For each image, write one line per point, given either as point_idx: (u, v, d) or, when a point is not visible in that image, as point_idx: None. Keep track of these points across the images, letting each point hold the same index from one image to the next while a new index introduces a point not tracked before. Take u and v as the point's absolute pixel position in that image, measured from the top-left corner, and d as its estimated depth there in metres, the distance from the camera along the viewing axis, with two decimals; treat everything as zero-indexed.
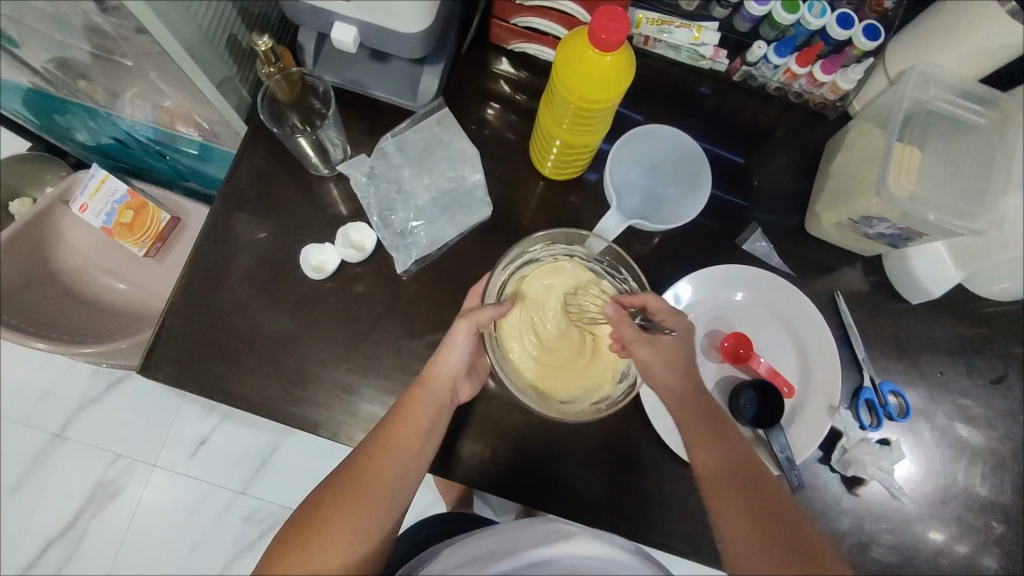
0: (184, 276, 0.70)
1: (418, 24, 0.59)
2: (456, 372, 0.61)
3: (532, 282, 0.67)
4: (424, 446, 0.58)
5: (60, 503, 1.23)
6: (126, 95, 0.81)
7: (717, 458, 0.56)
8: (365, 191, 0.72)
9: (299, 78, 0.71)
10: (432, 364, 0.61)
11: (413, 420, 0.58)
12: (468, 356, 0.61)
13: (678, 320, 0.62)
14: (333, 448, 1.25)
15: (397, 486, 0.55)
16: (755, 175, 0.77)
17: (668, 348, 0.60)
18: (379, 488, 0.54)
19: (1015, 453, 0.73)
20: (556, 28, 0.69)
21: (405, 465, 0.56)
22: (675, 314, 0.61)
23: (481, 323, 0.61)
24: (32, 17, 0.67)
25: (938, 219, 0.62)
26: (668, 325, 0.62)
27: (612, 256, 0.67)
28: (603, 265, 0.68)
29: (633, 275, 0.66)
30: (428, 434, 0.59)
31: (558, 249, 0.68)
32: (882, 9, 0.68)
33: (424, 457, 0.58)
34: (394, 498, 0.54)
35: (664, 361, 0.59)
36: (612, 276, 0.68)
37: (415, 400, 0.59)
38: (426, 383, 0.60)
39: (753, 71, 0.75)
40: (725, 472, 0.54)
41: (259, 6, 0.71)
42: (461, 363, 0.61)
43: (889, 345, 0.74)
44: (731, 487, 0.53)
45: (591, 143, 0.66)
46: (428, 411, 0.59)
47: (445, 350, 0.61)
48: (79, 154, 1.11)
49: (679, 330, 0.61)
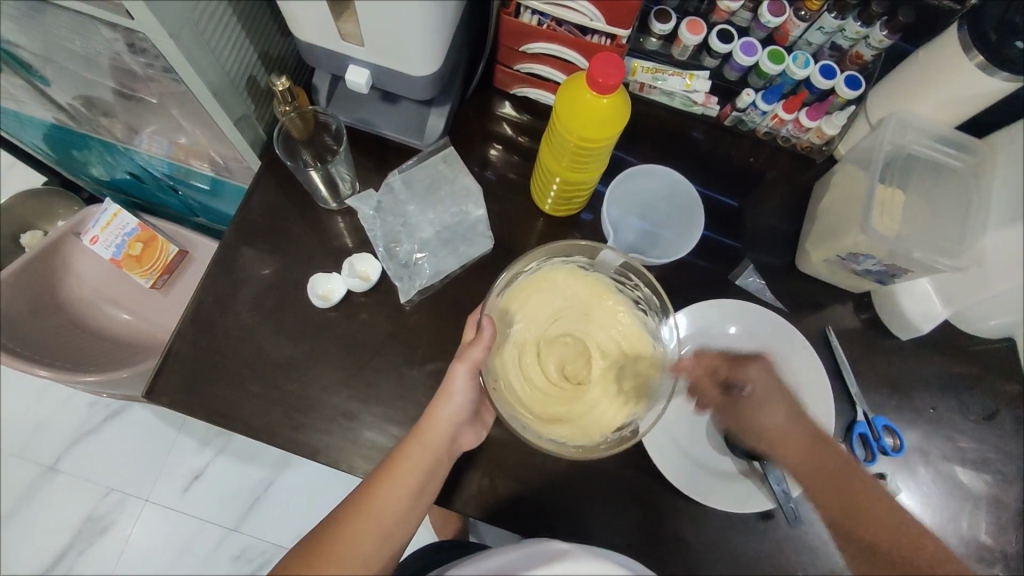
0: (192, 303, 0.72)
1: (426, 66, 0.63)
2: (451, 422, 0.61)
3: (526, 303, 0.64)
4: (410, 507, 0.58)
5: (47, 540, 1.21)
6: (145, 130, 0.85)
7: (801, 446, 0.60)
8: (372, 224, 0.75)
9: (312, 116, 0.75)
10: (430, 414, 0.61)
11: (402, 479, 0.58)
12: (468, 404, 0.62)
13: (754, 372, 0.62)
14: (328, 482, 1.24)
15: (377, 548, 0.56)
16: (748, 216, 0.81)
17: (751, 408, 0.62)
18: (357, 552, 0.55)
19: (1010, 490, 0.73)
20: (558, 74, 0.74)
21: (387, 528, 0.57)
22: (748, 367, 0.63)
23: (477, 364, 0.59)
24: (64, 57, 0.71)
25: (922, 256, 0.65)
26: (744, 380, 0.63)
27: (621, 266, 0.66)
28: (611, 273, 0.67)
29: (644, 281, 0.65)
30: (416, 493, 0.59)
31: (557, 262, 0.66)
32: (862, 62, 0.74)
33: (410, 518, 0.59)
34: (372, 561, 0.55)
35: (767, 407, 0.62)
36: (622, 286, 0.67)
37: (407, 457, 0.59)
38: (422, 435, 0.60)
39: (742, 116, 0.79)
40: (830, 503, 0.59)
41: (278, 49, 0.75)
42: (458, 411, 0.61)
43: (881, 380, 0.75)
44: (823, 474, 0.59)
45: (589, 181, 0.69)
46: (420, 468, 0.59)
47: (441, 400, 0.61)
48: (92, 188, 1.15)
49: (755, 384, 0.62)
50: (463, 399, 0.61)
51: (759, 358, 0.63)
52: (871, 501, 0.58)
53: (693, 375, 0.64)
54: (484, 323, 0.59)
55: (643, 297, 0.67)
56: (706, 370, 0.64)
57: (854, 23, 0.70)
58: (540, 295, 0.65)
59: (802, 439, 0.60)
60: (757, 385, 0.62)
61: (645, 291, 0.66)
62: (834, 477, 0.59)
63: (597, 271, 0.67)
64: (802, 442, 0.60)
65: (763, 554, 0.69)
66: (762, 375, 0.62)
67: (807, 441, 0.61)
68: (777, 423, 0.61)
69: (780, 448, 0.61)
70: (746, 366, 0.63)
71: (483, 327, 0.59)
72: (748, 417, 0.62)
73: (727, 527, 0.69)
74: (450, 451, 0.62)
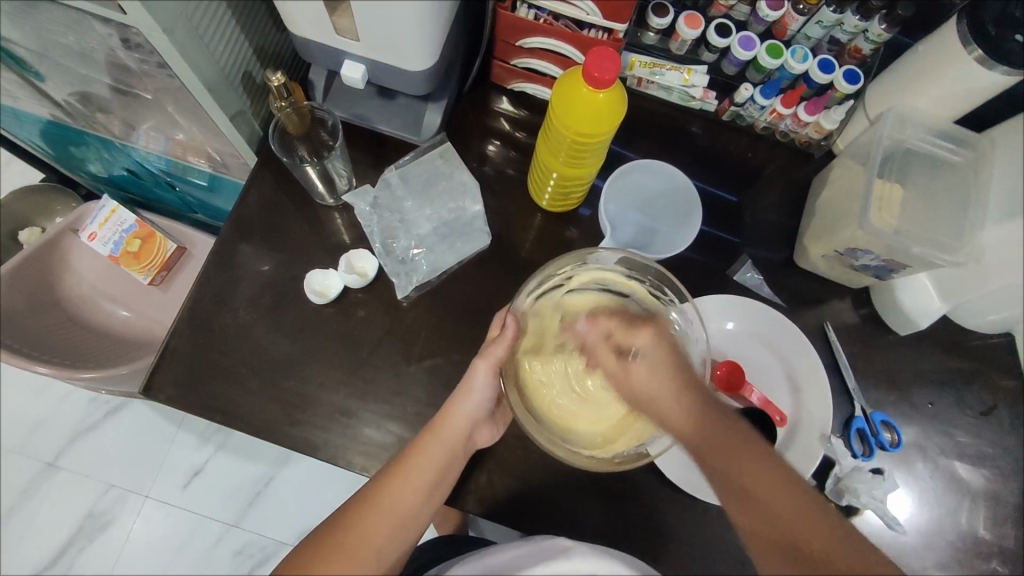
0: (190, 301, 0.72)
1: (422, 61, 0.63)
2: (470, 419, 0.61)
3: (556, 309, 0.64)
4: (424, 503, 0.58)
5: (47, 536, 1.22)
6: (142, 127, 0.85)
7: (684, 410, 0.53)
8: (369, 220, 0.75)
9: (309, 112, 0.75)
10: (448, 408, 0.62)
11: (416, 475, 0.59)
12: (488, 402, 0.62)
13: (646, 340, 0.57)
14: (326, 478, 1.24)
15: (388, 545, 0.56)
16: (746, 211, 0.80)
17: (638, 374, 0.56)
18: (369, 548, 0.55)
19: (1007, 485, 0.73)
20: (554, 69, 0.73)
21: (401, 523, 0.57)
22: (640, 331, 0.57)
23: (499, 362, 0.60)
24: (60, 53, 0.71)
25: (921, 251, 0.64)
26: (635, 345, 0.57)
27: (657, 276, 0.63)
28: (647, 284, 0.64)
29: (678, 295, 0.63)
30: (429, 490, 0.59)
31: (588, 267, 0.64)
32: (860, 55, 0.74)
33: (423, 515, 0.58)
34: (383, 556, 0.55)
35: (663, 372, 0.55)
36: (658, 298, 0.64)
37: (422, 452, 0.59)
38: (437, 431, 0.61)
39: (740, 111, 0.79)
40: (715, 466, 0.52)
41: (273, 45, 0.75)
42: (477, 409, 0.62)
43: (879, 376, 0.75)
44: (709, 448, 0.52)
45: (587, 176, 0.69)
46: (433, 465, 0.59)
47: (459, 397, 0.62)
48: (91, 185, 1.15)
49: (647, 349, 0.56)
50: (482, 397, 0.62)
51: (653, 325, 0.58)
52: (762, 483, 0.51)
53: (590, 344, 0.60)
54: (508, 320, 0.60)
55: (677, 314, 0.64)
56: (604, 339, 0.59)
57: (851, 16, 0.69)
58: (568, 300, 0.64)
59: (682, 398, 0.54)
60: (648, 351, 0.56)
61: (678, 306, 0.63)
62: (734, 461, 0.52)
63: (632, 280, 0.64)
64: (684, 402, 0.54)
65: None
66: (655, 342, 0.57)
67: (698, 408, 0.53)
68: (660, 390, 0.55)
69: (660, 407, 0.54)
70: (638, 331, 0.57)
71: (507, 324, 0.60)
72: (639, 389, 0.56)
73: (725, 524, 0.69)
74: (466, 448, 0.62)
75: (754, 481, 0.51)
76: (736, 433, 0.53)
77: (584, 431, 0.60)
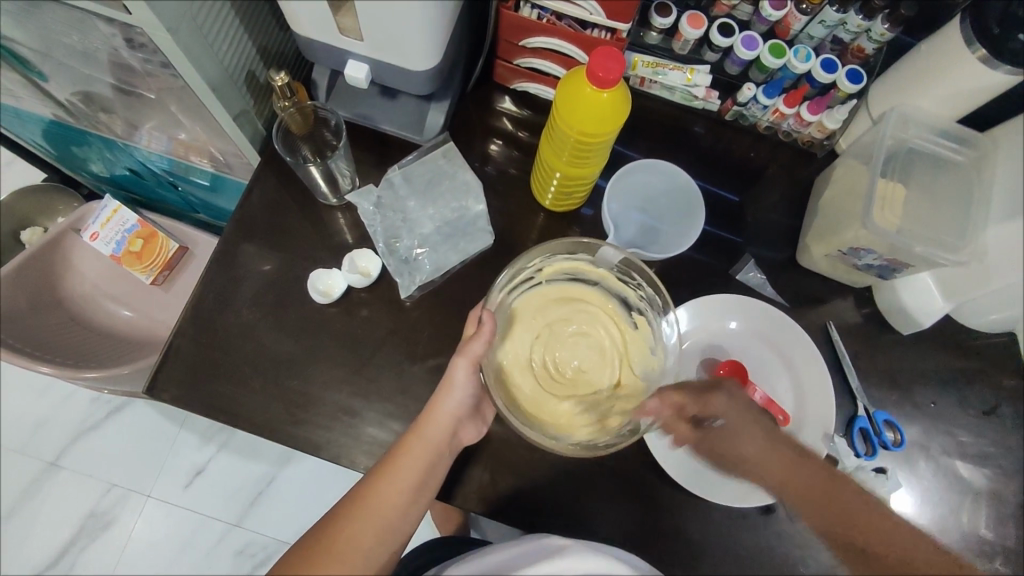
0: (193, 300, 0.72)
1: (425, 61, 0.63)
2: (452, 417, 0.60)
3: (527, 304, 0.66)
4: (410, 503, 0.58)
5: (49, 535, 1.22)
6: (144, 126, 0.85)
7: (778, 471, 0.58)
8: (372, 219, 0.74)
9: (312, 112, 0.75)
10: (431, 407, 0.61)
11: (400, 475, 0.58)
12: (469, 399, 0.61)
13: (719, 407, 0.59)
14: (328, 478, 1.24)
15: (376, 546, 0.56)
16: (748, 211, 0.80)
17: (719, 440, 0.60)
18: (357, 550, 0.55)
19: (1010, 485, 0.73)
20: (557, 69, 0.73)
21: (388, 524, 0.57)
22: (713, 401, 0.59)
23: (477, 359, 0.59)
24: (63, 53, 0.71)
25: (924, 250, 0.64)
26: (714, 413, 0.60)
27: (627, 264, 0.66)
28: (616, 271, 0.67)
29: (646, 279, 0.65)
30: (415, 490, 0.59)
31: (559, 258, 0.67)
32: (863, 55, 0.74)
33: (411, 515, 0.58)
34: (371, 558, 0.56)
35: (750, 436, 0.59)
36: (627, 283, 0.67)
37: (407, 453, 0.59)
38: (420, 430, 0.60)
39: (743, 111, 0.79)
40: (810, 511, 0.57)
41: (277, 44, 0.75)
42: (459, 406, 0.61)
43: (882, 376, 0.75)
44: (806, 498, 0.57)
45: (590, 175, 0.69)
46: (417, 465, 0.59)
47: (440, 394, 0.61)
48: (92, 184, 1.15)
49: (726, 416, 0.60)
50: (464, 394, 0.60)
51: (721, 388, 0.60)
52: (861, 518, 0.56)
53: (662, 419, 0.58)
54: (485, 316, 0.59)
55: (647, 297, 0.66)
56: (674, 407, 0.58)
57: (855, 16, 0.69)
58: (541, 293, 0.67)
59: (775, 455, 0.59)
60: (728, 418, 0.60)
61: (648, 290, 0.65)
62: (826, 503, 0.57)
63: (602, 268, 0.67)
64: (775, 466, 0.58)
65: (764, 549, 0.69)
66: (732, 409, 0.59)
67: (786, 465, 0.58)
68: (752, 449, 0.59)
69: (756, 472, 0.59)
70: (711, 399, 0.59)
71: (483, 321, 0.59)
72: (726, 450, 0.60)
73: (728, 523, 0.69)
74: (450, 445, 0.62)
75: (854, 514, 0.57)
76: (825, 476, 0.58)
77: (561, 418, 0.62)
